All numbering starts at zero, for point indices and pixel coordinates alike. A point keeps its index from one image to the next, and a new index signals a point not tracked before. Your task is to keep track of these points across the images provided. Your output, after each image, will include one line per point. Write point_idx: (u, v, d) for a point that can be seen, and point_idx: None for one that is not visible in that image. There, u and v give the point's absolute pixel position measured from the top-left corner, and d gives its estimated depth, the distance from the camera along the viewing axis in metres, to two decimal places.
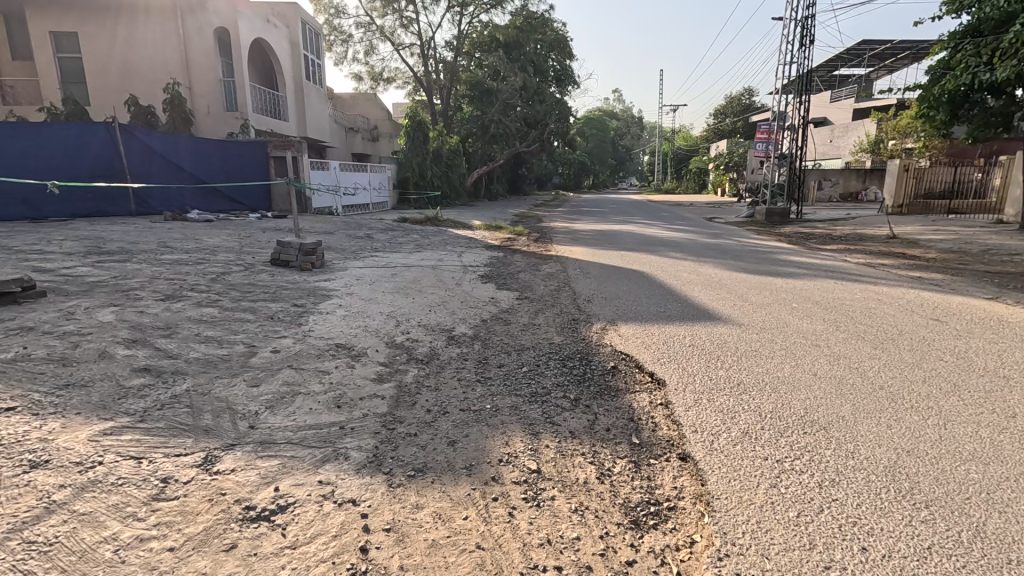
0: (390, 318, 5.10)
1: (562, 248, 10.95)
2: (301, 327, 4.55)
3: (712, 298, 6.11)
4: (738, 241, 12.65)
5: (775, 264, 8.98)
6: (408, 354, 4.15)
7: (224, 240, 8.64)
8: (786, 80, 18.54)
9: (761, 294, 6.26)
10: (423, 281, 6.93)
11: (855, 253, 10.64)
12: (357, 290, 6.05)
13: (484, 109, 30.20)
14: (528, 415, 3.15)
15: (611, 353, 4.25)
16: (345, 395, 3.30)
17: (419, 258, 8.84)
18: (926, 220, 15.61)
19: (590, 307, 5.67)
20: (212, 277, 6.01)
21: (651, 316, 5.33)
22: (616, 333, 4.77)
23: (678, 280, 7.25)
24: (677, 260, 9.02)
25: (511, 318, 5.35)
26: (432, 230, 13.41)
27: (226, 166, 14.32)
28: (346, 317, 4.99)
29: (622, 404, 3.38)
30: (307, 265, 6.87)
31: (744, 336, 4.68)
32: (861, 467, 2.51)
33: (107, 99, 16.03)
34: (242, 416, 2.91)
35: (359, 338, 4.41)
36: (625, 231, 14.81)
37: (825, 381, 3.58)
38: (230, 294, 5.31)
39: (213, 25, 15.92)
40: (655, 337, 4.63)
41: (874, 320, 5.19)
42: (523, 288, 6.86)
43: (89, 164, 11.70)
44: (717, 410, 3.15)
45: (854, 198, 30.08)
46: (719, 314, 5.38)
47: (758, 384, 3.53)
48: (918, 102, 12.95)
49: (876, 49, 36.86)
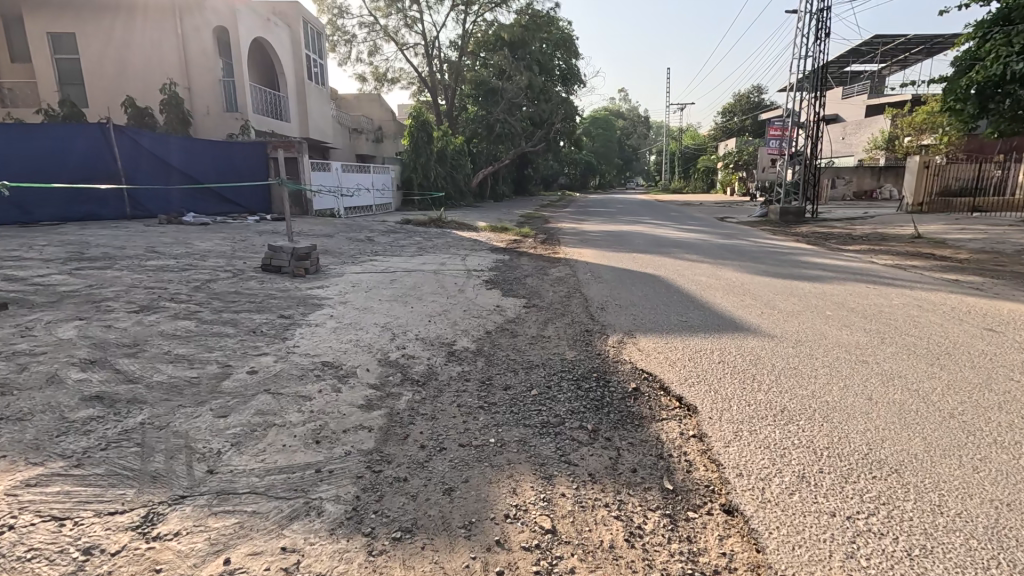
0: (386, 329, 4.65)
1: (571, 251, 10.46)
2: (285, 342, 4.11)
3: (737, 305, 5.60)
4: (753, 242, 12.12)
5: (798, 266, 8.45)
6: (403, 374, 3.70)
7: (216, 244, 8.24)
8: (801, 75, 17.96)
9: (790, 301, 5.76)
10: (424, 286, 6.49)
11: (881, 254, 10.08)
12: (352, 298, 5.62)
13: (490, 109, 29.74)
14: (538, 452, 2.68)
15: (631, 372, 3.77)
16: (325, 428, 2.85)
17: (422, 262, 8.40)
18: (949, 218, 15.02)
19: (604, 317, 5.19)
20: (196, 285, 5.59)
21: (673, 327, 4.83)
22: (635, 348, 4.28)
23: (697, 284, 6.75)
24: (693, 263, 8.53)
25: (518, 328, 4.88)
26: (435, 232, 12.97)
27: (222, 166, 14.05)
28: (338, 330, 4.55)
29: (647, 436, 2.91)
30: (300, 271, 6.46)
31: (779, 350, 4.16)
32: (956, 528, 2.03)
33: (105, 100, 15.73)
34: (199, 457, 2.46)
35: (349, 355, 3.95)
36: (636, 232, 14.30)
37: (886, 408, 3.07)
38: (212, 304, 4.88)
39: (212, 25, 15.57)
40: (680, 352, 4.14)
41: (923, 331, 4.67)
42: (531, 294, 6.41)
43: (82, 165, 11.38)
44: (763, 447, 2.67)
45: (868, 196, 29.37)
46: (747, 324, 4.87)
47: (807, 412, 3.03)
48: (943, 97, 12.34)
49: (890, 45, 36.04)
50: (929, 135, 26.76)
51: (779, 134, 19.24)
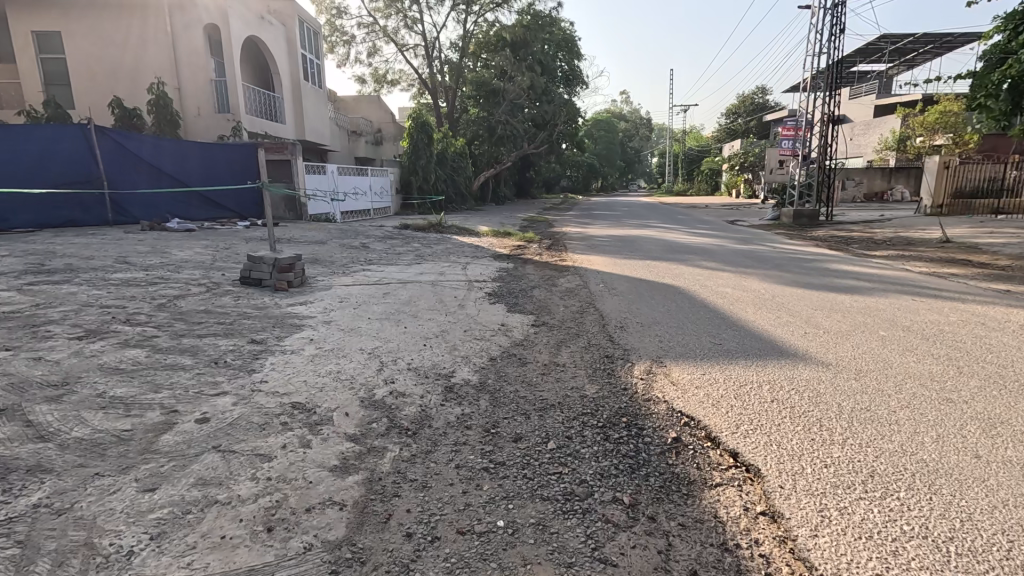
0: (373, 357, 3.98)
1: (580, 258, 9.81)
2: (250, 376, 3.44)
3: (775, 324, 4.94)
4: (771, 246, 11.47)
5: (827, 275, 7.79)
6: (390, 419, 3.03)
7: (196, 254, 7.60)
8: (813, 73, 17.33)
9: (835, 318, 5.09)
10: (420, 301, 5.83)
11: (910, 260, 9.44)
12: (338, 317, 4.96)
13: (491, 110, 28.77)
14: (564, 546, 2.00)
15: (668, 415, 3.11)
16: (284, 505, 2.19)
17: (419, 272, 7.75)
18: (973, 221, 14.31)
19: (625, 340, 4.52)
20: (162, 302, 4.94)
21: (708, 352, 4.17)
22: (667, 379, 3.62)
23: (724, 298, 6.07)
24: (714, 271, 7.87)
25: (527, 354, 4.22)
26: (434, 238, 12.36)
27: (213, 169, 13.39)
28: (315, 358, 3.88)
29: (702, 512, 2.25)
30: (282, 284, 5.83)
31: (839, 384, 3.49)
32: None
33: (91, 102, 15.13)
34: (101, 565, 1.80)
35: (325, 394, 3.26)
36: (645, 236, 13.65)
37: (1011, 475, 2.38)
38: (173, 327, 4.22)
39: (202, 23, 14.99)
40: (721, 386, 3.48)
41: (1003, 356, 3.98)
42: (539, 309, 5.75)
43: (61, 168, 10.70)
44: (864, 538, 1.99)
45: (879, 198, 28.68)
46: (794, 349, 4.20)
47: (904, 480, 2.36)
48: (973, 95, 11.68)
49: (897, 44, 35.44)
50: (942, 136, 26.25)
51: (793, 133, 18.59)
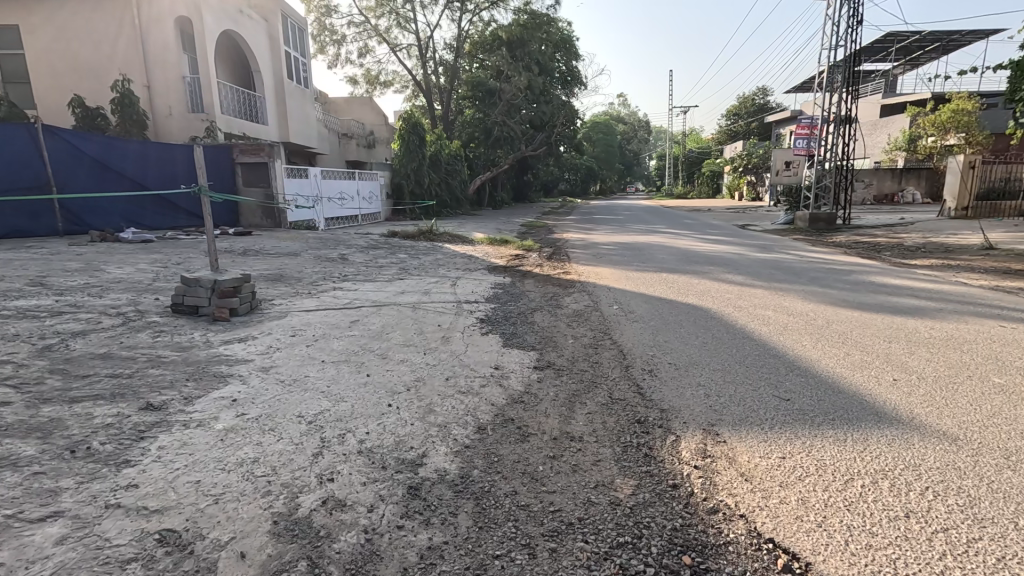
0: (313, 429, 2.85)
1: (586, 270, 8.67)
2: (113, 478, 2.28)
3: (849, 367, 3.81)
4: (794, 254, 10.41)
5: (880, 291, 6.65)
6: (312, 561, 1.89)
7: (137, 271, 6.45)
8: (829, 69, 16.28)
9: (921, 357, 3.97)
10: (395, 332, 4.71)
11: (957, 270, 8.36)
12: (285, 362, 3.79)
13: (487, 112, 27.71)
14: None
15: (754, 549, 1.97)
16: None
17: (400, 290, 6.63)
18: (1007, 224, 13.28)
19: (659, 394, 3.40)
20: (52, 343, 3.78)
21: (777, 415, 3.04)
22: (732, 470, 2.49)
23: (766, 326, 4.95)
24: (743, 287, 6.78)
25: (529, 419, 3.08)
26: (424, 247, 11.25)
27: (179, 171, 12.27)
28: (228, 437, 2.71)
29: None
30: (221, 312, 4.68)
31: (992, 477, 2.36)
32: None
33: (51, 99, 13.99)
34: None
35: (217, 514, 2.10)
36: (653, 243, 12.52)
37: None
38: (41, 386, 3.06)
39: (173, 15, 13.87)
40: (817, 484, 2.34)
41: None
42: (543, 342, 4.63)
43: (1, 172, 9.39)
44: None
45: (890, 200, 27.64)
46: (893, 412, 3.07)
47: None
48: (1014, 84, 10.57)
49: (904, 43, 34.50)
50: (955, 135, 25.78)
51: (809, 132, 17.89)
